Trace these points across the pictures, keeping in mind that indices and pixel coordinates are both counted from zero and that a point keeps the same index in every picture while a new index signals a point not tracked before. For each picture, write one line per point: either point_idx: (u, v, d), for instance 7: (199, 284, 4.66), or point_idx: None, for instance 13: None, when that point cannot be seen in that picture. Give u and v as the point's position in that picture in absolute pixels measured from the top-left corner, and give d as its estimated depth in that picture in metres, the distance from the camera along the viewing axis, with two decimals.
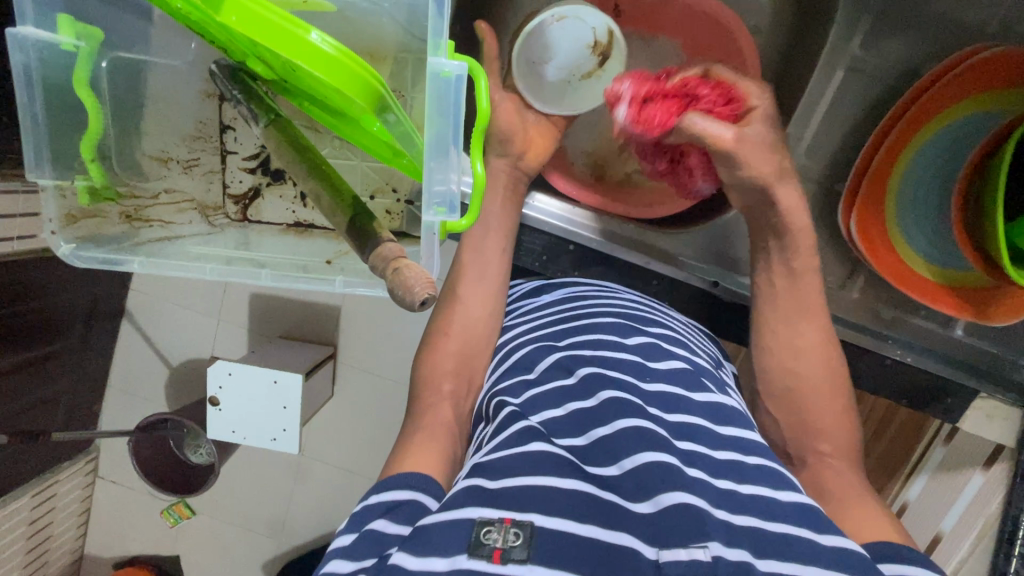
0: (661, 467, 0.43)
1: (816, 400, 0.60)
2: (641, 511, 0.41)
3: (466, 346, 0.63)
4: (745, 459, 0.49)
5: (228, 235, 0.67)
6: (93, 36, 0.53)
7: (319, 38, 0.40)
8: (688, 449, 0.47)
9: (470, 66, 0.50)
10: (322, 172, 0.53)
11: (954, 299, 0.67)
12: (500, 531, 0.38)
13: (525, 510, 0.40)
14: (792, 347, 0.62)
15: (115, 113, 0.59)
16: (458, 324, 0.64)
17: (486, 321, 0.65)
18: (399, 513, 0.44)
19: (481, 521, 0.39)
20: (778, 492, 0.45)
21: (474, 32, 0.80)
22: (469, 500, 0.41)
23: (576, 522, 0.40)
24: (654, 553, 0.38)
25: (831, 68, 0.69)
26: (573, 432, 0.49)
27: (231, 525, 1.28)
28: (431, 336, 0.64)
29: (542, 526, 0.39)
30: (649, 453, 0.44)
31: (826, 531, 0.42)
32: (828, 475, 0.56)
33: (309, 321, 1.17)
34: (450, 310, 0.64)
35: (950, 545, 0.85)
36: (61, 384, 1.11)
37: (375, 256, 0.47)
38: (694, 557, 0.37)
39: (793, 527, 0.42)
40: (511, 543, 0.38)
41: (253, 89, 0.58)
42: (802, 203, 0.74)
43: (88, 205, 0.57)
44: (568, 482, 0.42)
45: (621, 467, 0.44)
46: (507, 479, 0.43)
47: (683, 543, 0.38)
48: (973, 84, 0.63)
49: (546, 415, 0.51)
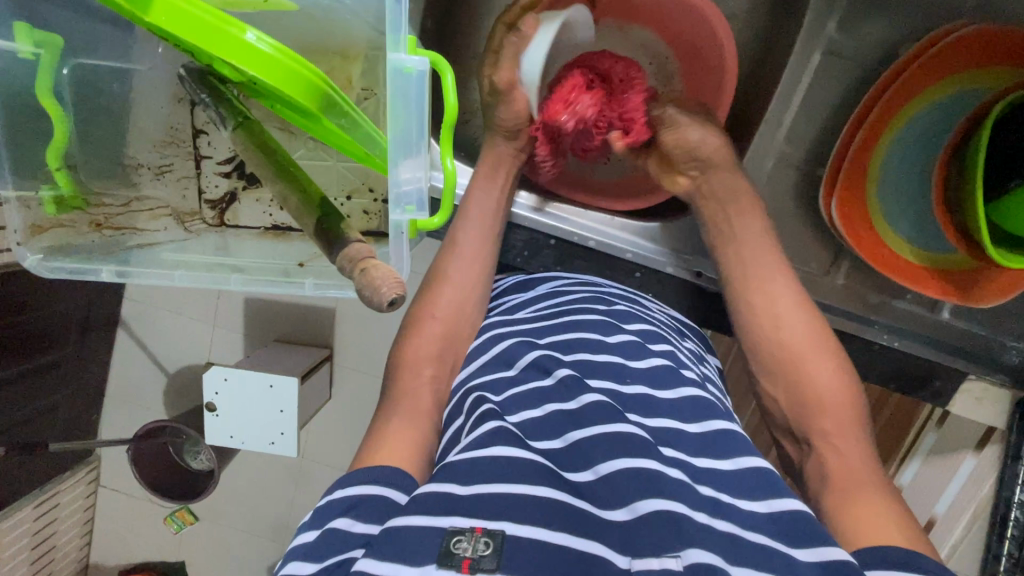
0: (640, 472, 0.43)
1: (815, 389, 0.57)
2: (617, 518, 0.41)
3: (456, 338, 0.62)
4: (727, 466, 0.47)
5: (205, 241, 0.67)
6: (51, 43, 0.52)
7: (256, 38, 0.40)
8: (671, 456, 0.47)
9: (435, 61, 0.49)
10: (290, 173, 0.53)
11: (939, 282, 0.66)
12: (470, 541, 0.38)
13: (496, 518, 0.39)
14: (777, 330, 0.60)
15: (81, 122, 0.58)
16: (447, 307, 0.63)
17: (472, 301, 0.65)
18: (363, 510, 0.43)
19: (452, 530, 0.39)
20: (755, 503, 0.44)
21: (451, 28, 0.79)
22: (440, 506, 0.40)
23: (547, 529, 0.39)
24: (626, 562, 0.38)
25: (808, 52, 0.68)
26: (551, 434, 0.48)
27: (232, 530, 1.28)
28: (414, 314, 0.63)
29: (513, 535, 0.38)
30: (624, 460, 0.44)
31: (817, 544, 0.41)
32: (832, 471, 0.52)
33: (302, 325, 1.17)
34: (435, 292, 0.64)
35: (945, 527, 0.85)
36: (57, 395, 1.11)
37: (342, 257, 0.46)
38: (666, 566, 0.37)
39: (786, 550, 0.41)
40: (480, 554, 0.37)
41: (221, 93, 0.57)
42: (784, 190, 0.73)
43: (54, 215, 0.57)
44: (541, 488, 0.41)
45: (597, 472, 0.44)
46: (481, 484, 0.42)
47: (656, 551, 0.38)
48: (949, 63, 0.62)
49: (524, 416, 0.50)
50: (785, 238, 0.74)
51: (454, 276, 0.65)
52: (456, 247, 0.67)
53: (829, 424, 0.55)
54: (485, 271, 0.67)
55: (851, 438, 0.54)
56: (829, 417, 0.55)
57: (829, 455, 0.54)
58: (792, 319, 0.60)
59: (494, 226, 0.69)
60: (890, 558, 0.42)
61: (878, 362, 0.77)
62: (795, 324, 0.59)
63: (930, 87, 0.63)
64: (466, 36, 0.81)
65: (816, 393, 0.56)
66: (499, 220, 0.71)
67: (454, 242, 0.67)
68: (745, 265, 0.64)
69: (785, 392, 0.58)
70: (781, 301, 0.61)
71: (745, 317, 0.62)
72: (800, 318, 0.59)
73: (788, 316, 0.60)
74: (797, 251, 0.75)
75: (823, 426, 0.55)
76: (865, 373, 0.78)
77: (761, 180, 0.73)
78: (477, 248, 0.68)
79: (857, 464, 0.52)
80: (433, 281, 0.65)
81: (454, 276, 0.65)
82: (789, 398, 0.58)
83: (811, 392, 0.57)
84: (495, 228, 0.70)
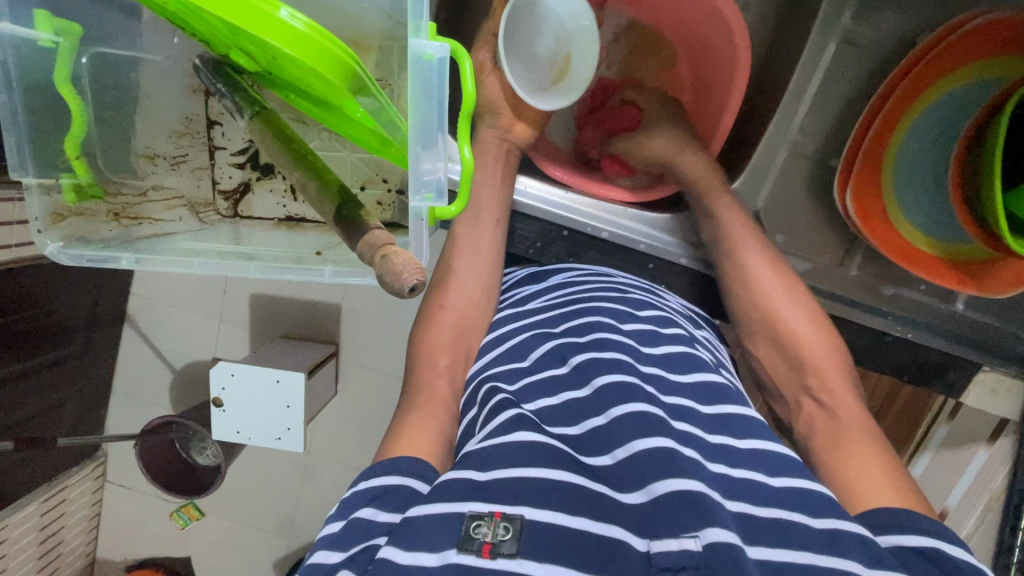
0: (659, 452, 0.43)
1: (806, 346, 0.59)
2: (632, 502, 0.41)
3: (467, 326, 0.63)
4: (740, 442, 0.48)
5: (219, 231, 0.67)
6: (72, 31, 0.53)
7: (289, 15, 0.40)
8: (683, 429, 0.47)
9: (453, 48, 0.49)
10: (307, 161, 0.53)
11: (954, 272, 0.66)
12: (490, 526, 0.38)
13: (514, 504, 0.39)
14: (763, 293, 0.63)
15: (99, 110, 0.59)
16: (456, 295, 0.64)
17: (483, 291, 0.66)
18: (386, 499, 0.43)
19: (471, 515, 0.39)
20: (770, 478, 0.44)
21: (461, 21, 0.79)
22: (460, 492, 0.40)
23: (567, 514, 0.39)
24: (645, 545, 0.38)
25: (821, 44, 0.68)
26: (568, 422, 0.48)
27: (240, 525, 1.29)
28: (429, 308, 0.64)
29: (532, 519, 0.38)
30: (641, 442, 0.44)
31: (826, 514, 0.41)
32: (819, 426, 0.55)
33: (309, 319, 1.17)
34: (445, 281, 0.66)
35: (957, 519, 0.86)
36: (65, 390, 1.11)
37: (363, 244, 0.46)
38: (684, 546, 0.37)
39: (802, 519, 0.41)
40: (500, 539, 0.38)
41: (237, 82, 0.57)
42: (797, 182, 0.73)
43: (74, 204, 0.57)
44: (557, 472, 0.42)
45: (616, 456, 0.44)
46: (498, 471, 0.42)
47: (673, 532, 0.38)
48: (961, 54, 0.62)
49: (540, 403, 0.50)
50: (799, 229, 0.74)
51: (458, 266, 0.67)
52: (456, 240, 0.69)
53: (815, 380, 0.57)
54: (493, 262, 0.69)
55: (839, 389, 0.56)
56: (815, 374, 0.58)
57: (818, 412, 0.56)
58: (777, 284, 0.63)
59: (496, 213, 0.70)
60: (890, 512, 0.43)
61: (890, 354, 0.77)
62: (781, 295, 0.62)
63: (942, 79, 0.63)
64: (477, 29, 0.81)
65: (803, 353, 0.59)
66: (503, 210, 0.71)
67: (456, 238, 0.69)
68: (731, 244, 0.66)
69: (774, 356, 0.61)
70: (766, 267, 0.64)
71: (732, 286, 0.65)
72: (787, 284, 0.63)
73: (775, 287, 0.62)
74: (810, 243, 0.74)
75: (809, 383, 0.58)
76: (877, 365, 0.78)
77: (774, 171, 0.73)
78: (483, 238, 0.69)
79: (847, 414, 0.54)
80: (443, 274, 0.67)
81: (457, 266, 0.67)
82: (778, 360, 0.61)
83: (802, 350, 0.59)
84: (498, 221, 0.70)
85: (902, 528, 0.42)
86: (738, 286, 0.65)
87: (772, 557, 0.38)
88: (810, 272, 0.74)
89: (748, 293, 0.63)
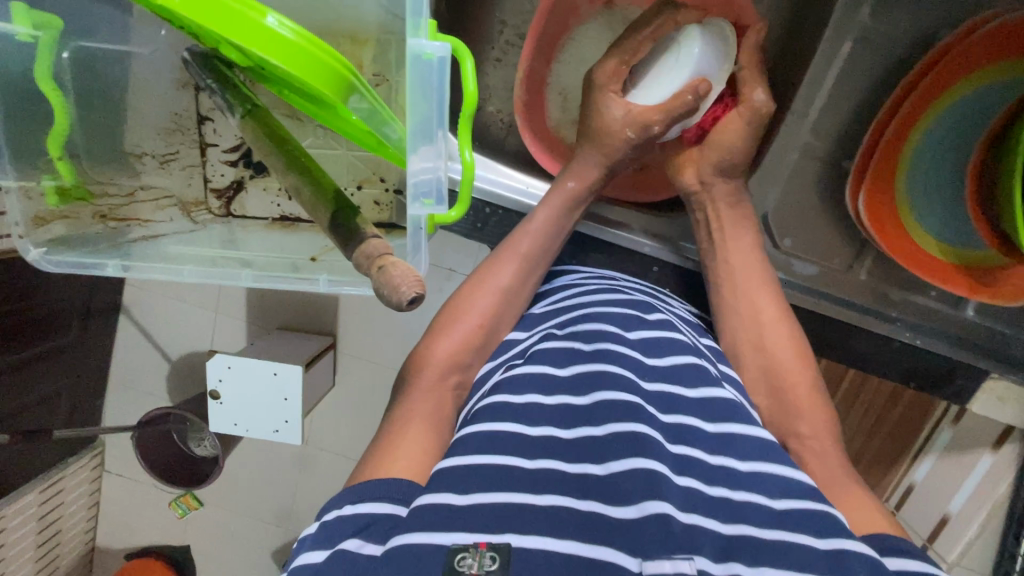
0: (646, 474, 0.41)
1: (795, 391, 0.56)
2: (626, 516, 0.39)
3: (489, 343, 0.59)
4: (740, 465, 0.46)
5: (212, 233, 0.65)
6: (52, 25, 0.50)
7: (277, 23, 0.38)
8: (679, 453, 0.45)
9: (454, 46, 0.47)
10: (301, 164, 0.51)
11: (964, 278, 0.65)
12: (475, 556, 0.37)
13: (500, 532, 0.38)
14: (762, 339, 0.59)
15: (83, 110, 0.56)
16: (488, 314, 0.58)
17: (506, 318, 0.60)
18: (372, 530, 0.41)
19: (455, 548, 0.37)
20: (772, 500, 0.43)
21: (463, 9, 0.76)
22: (441, 519, 0.39)
23: (557, 538, 0.38)
24: (637, 565, 0.37)
25: (838, 41, 0.65)
26: (556, 423, 0.47)
27: (239, 516, 1.28)
28: (447, 317, 0.58)
29: (519, 547, 0.37)
30: (635, 459, 0.42)
31: (839, 536, 0.41)
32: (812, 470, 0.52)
33: (306, 312, 1.15)
34: (474, 296, 0.59)
35: (959, 525, 0.86)
36: (61, 381, 1.10)
37: (359, 254, 0.44)
38: (679, 569, 0.36)
39: (803, 537, 0.40)
40: (487, 568, 0.36)
41: (227, 77, 0.55)
42: (807, 183, 0.71)
43: (57, 206, 0.56)
44: (546, 497, 0.41)
45: (608, 468, 0.42)
46: (477, 493, 0.41)
47: (668, 553, 0.37)
48: (986, 52, 0.60)
49: (527, 398, 0.48)
50: (807, 231, 0.72)
51: (500, 279, 0.60)
52: (502, 253, 0.62)
53: (807, 424, 0.54)
54: (532, 282, 0.62)
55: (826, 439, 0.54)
56: (806, 420, 0.54)
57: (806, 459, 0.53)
58: (774, 329, 0.59)
59: (552, 235, 0.64)
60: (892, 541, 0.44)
61: (896, 358, 0.76)
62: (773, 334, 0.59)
63: (965, 79, 0.61)
64: (480, 17, 0.78)
65: (792, 396, 0.56)
66: (563, 233, 0.65)
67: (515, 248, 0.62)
68: (740, 271, 0.63)
69: (764, 388, 0.57)
70: (767, 307, 0.60)
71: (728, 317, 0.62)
72: (777, 327, 0.59)
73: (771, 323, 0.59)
74: (818, 246, 0.73)
75: (798, 428, 0.54)
76: (884, 369, 0.77)
77: (784, 173, 0.71)
78: (530, 253, 0.62)
79: (833, 466, 0.52)
80: (472, 286, 0.60)
81: (504, 279, 0.60)
82: (770, 403, 0.57)
83: (792, 395, 0.56)
84: (554, 239, 0.64)
85: (898, 552, 0.43)
86: (731, 317, 0.62)
87: None
88: (816, 276, 0.73)
89: (748, 330, 0.60)
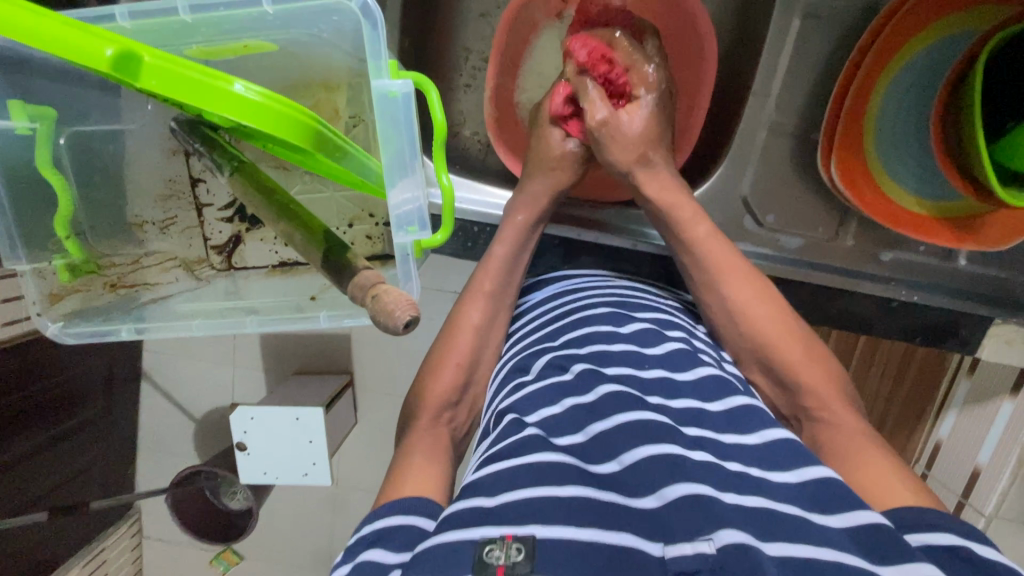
0: (662, 458, 0.42)
1: (783, 352, 0.55)
2: (646, 506, 0.40)
3: (481, 352, 0.62)
4: (752, 439, 0.47)
5: (216, 287, 0.69)
6: (47, 115, 0.53)
7: (244, 88, 0.41)
8: (695, 435, 0.46)
9: (418, 80, 0.50)
10: (291, 211, 0.53)
11: (947, 229, 0.66)
12: (503, 547, 0.36)
13: (525, 522, 0.38)
14: (743, 308, 0.58)
15: (83, 191, 0.60)
16: (466, 353, 0.60)
17: (486, 350, 0.62)
18: (392, 540, 0.42)
19: (483, 540, 0.37)
20: (786, 473, 0.43)
21: (428, 43, 0.80)
22: (470, 518, 0.39)
23: (574, 526, 0.38)
24: (660, 549, 0.37)
25: (787, 21, 0.67)
26: (571, 427, 0.48)
27: (279, 564, 1.29)
28: (432, 362, 0.60)
29: (544, 539, 0.37)
30: (646, 449, 0.43)
31: (844, 508, 0.40)
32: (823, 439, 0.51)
33: (320, 354, 1.18)
34: (452, 337, 0.61)
35: (990, 477, 0.84)
36: (90, 454, 1.12)
37: (353, 286, 0.46)
38: (698, 549, 0.36)
39: (821, 518, 0.40)
40: (514, 560, 0.36)
41: (213, 141, 0.58)
42: (780, 159, 0.73)
43: (69, 281, 0.60)
44: (569, 487, 0.41)
45: (621, 462, 0.43)
46: (505, 492, 0.41)
47: (686, 536, 0.37)
48: (932, 9, 0.62)
49: (542, 414, 0.50)
50: (787, 206, 0.74)
51: (473, 318, 0.62)
52: (475, 288, 0.63)
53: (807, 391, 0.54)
54: (502, 316, 0.64)
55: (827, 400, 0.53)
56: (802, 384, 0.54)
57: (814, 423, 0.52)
58: (742, 290, 0.59)
59: (507, 256, 0.65)
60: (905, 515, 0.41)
61: (897, 318, 0.76)
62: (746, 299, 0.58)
63: (915, 38, 0.63)
64: (445, 49, 0.81)
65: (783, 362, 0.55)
66: (521, 266, 0.66)
67: (481, 289, 0.63)
68: (714, 274, 0.60)
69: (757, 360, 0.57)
70: (734, 267, 0.59)
71: (723, 311, 0.59)
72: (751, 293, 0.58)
73: (725, 269, 0.59)
74: (802, 218, 0.74)
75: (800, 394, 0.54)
76: (888, 331, 0.77)
77: (757, 152, 0.73)
78: (498, 276, 0.64)
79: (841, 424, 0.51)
80: (450, 328, 0.62)
81: (475, 317, 0.62)
82: (764, 369, 0.57)
83: (778, 353, 0.55)
84: (515, 267, 0.65)
85: (920, 527, 0.40)
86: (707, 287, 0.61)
87: (791, 554, 0.36)
88: (805, 247, 0.74)
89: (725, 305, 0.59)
